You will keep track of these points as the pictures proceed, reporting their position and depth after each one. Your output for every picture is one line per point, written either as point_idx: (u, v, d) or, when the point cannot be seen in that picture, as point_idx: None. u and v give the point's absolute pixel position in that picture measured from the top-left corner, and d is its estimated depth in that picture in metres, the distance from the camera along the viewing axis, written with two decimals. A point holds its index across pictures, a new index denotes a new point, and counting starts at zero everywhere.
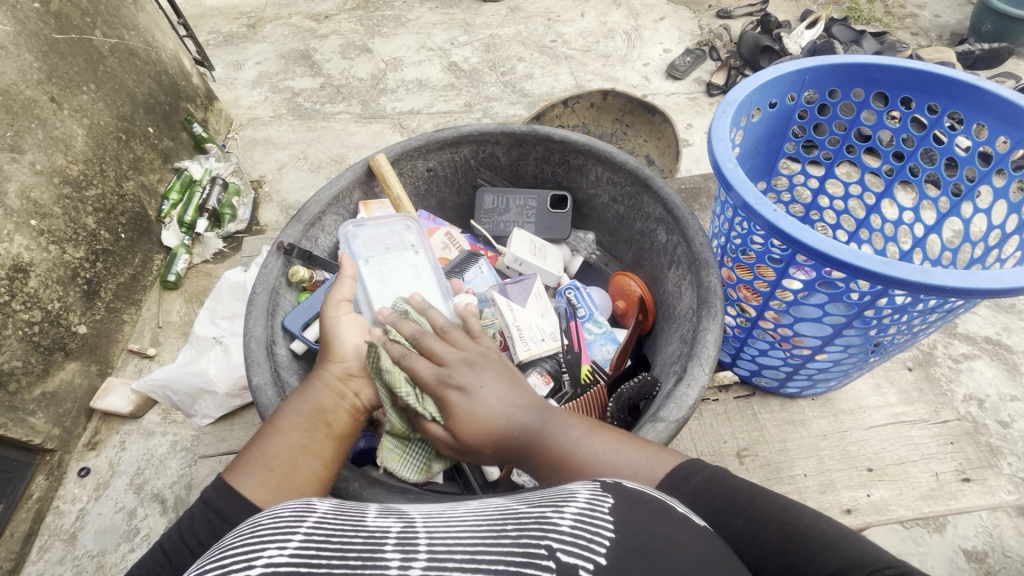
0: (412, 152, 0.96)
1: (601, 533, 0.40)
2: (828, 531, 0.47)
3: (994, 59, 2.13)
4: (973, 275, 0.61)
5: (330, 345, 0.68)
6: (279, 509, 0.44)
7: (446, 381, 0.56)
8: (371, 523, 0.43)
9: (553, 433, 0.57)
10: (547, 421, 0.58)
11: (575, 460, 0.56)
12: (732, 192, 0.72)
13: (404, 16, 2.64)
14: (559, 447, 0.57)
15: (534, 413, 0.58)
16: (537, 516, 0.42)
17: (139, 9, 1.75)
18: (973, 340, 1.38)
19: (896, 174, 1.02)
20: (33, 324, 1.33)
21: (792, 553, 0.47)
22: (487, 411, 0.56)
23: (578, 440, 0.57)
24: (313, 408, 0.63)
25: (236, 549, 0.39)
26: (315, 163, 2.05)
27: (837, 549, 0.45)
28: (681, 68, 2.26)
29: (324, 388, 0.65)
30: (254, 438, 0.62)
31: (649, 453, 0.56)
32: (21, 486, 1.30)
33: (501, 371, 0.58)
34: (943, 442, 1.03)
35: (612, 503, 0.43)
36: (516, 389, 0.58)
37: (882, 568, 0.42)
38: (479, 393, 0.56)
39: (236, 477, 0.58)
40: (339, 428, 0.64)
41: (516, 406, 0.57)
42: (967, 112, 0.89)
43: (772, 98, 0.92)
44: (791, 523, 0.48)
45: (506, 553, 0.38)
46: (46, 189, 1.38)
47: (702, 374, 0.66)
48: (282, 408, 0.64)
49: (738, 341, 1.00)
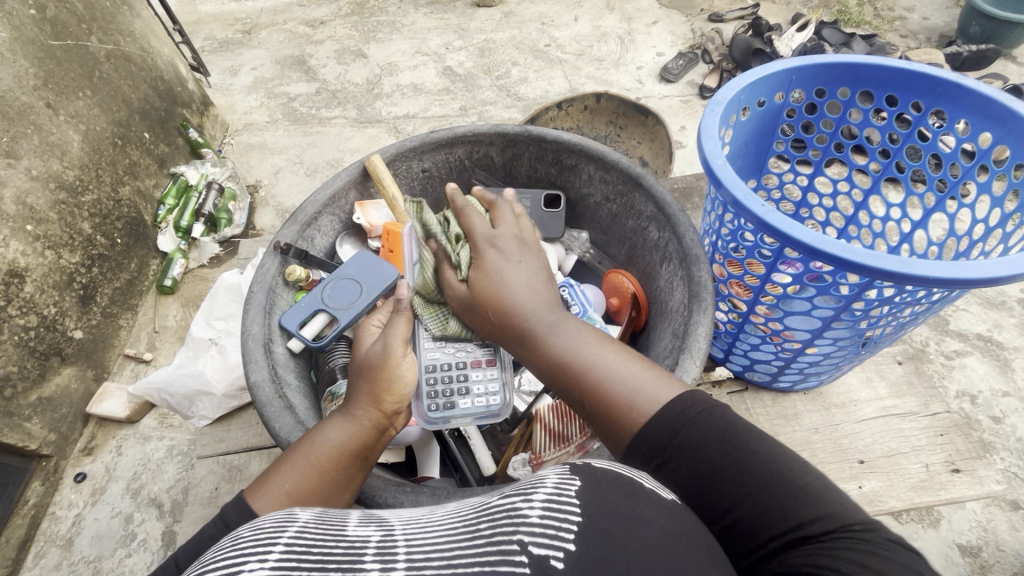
0: (407, 152, 0.98)
1: (569, 519, 0.41)
2: (810, 483, 0.48)
3: (982, 60, 2.16)
4: (954, 265, 0.63)
5: (388, 386, 0.67)
6: (260, 520, 0.45)
7: (489, 242, 0.71)
8: (351, 532, 0.44)
9: (561, 334, 0.62)
10: (556, 317, 0.64)
11: (573, 360, 0.60)
12: (721, 189, 0.74)
13: (399, 21, 2.66)
14: (562, 347, 0.61)
15: (545, 309, 0.64)
16: (508, 508, 0.43)
17: (134, 15, 1.77)
18: (965, 337, 1.39)
19: (883, 171, 1.03)
20: (29, 329, 1.33)
21: (772, 501, 0.48)
22: (507, 280, 0.66)
23: (584, 346, 0.61)
24: (355, 449, 0.63)
25: (216, 563, 0.39)
26: (311, 168, 2.07)
27: (812, 499, 0.46)
28: (674, 71, 2.29)
29: (369, 428, 0.65)
30: (283, 462, 0.60)
31: (658, 375, 0.57)
32: (16, 492, 1.30)
33: (538, 266, 0.69)
34: (933, 434, 1.04)
35: (579, 487, 0.44)
36: (535, 283, 0.66)
37: (852, 525, 0.43)
38: (509, 264, 0.68)
39: (260, 503, 0.56)
40: (370, 461, 0.66)
41: (536, 290, 0.66)
42: (950, 110, 0.91)
43: (760, 97, 0.94)
44: (777, 470, 0.49)
45: (481, 554, 0.39)
46: (42, 194, 1.38)
47: (694, 365, 0.68)
48: (320, 433, 0.63)
49: (730, 336, 1.01)
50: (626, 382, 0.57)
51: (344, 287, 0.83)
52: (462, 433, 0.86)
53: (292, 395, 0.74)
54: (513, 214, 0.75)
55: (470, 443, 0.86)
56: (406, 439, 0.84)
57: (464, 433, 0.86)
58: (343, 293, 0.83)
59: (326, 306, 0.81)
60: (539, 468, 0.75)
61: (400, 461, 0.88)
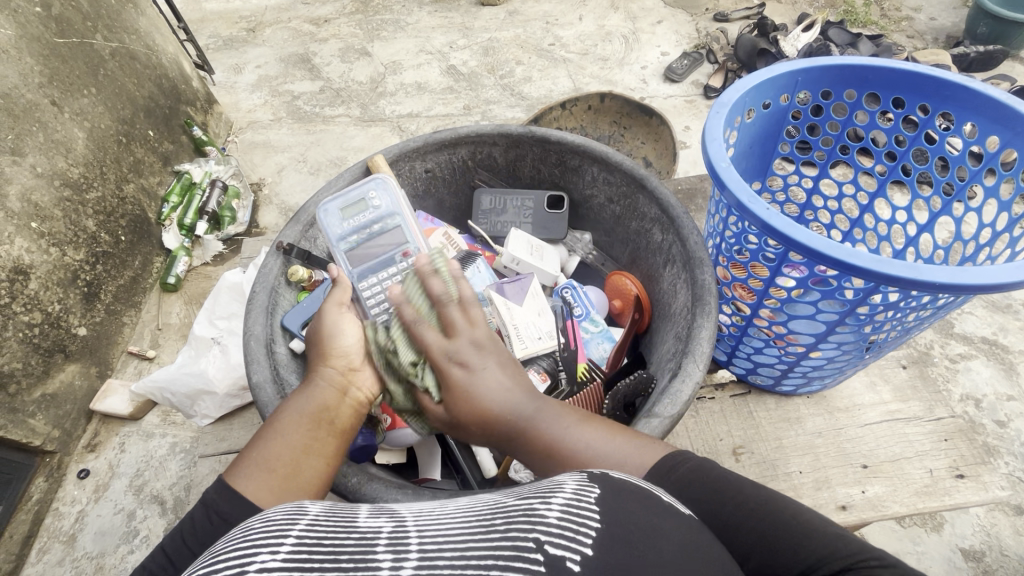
0: (410, 153, 0.97)
1: (587, 523, 0.41)
2: (813, 518, 0.49)
3: (990, 61, 2.15)
4: (961, 271, 0.62)
5: (330, 343, 0.69)
6: (271, 512, 0.45)
7: (451, 357, 0.56)
8: (362, 523, 0.44)
9: (546, 423, 0.58)
10: (540, 407, 0.59)
11: (564, 446, 0.57)
12: (726, 191, 0.73)
13: (403, 19, 2.66)
14: (551, 434, 0.58)
15: (530, 403, 0.58)
16: (524, 508, 0.43)
17: (139, 13, 1.77)
18: (969, 340, 1.38)
19: (889, 173, 1.02)
20: (34, 326, 1.33)
21: (783, 543, 0.48)
22: (486, 394, 0.56)
23: (570, 429, 0.58)
24: (314, 409, 0.63)
25: (228, 554, 0.39)
26: (315, 166, 2.07)
27: (821, 536, 0.46)
28: (678, 71, 2.28)
29: (325, 389, 0.66)
30: (253, 439, 0.62)
31: (637, 443, 0.58)
32: (21, 487, 1.30)
33: (506, 359, 0.58)
34: (937, 439, 1.03)
35: (599, 494, 0.44)
36: (514, 376, 0.58)
37: (867, 560, 0.43)
38: (479, 374, 0.56)
39: (237, 480, 0.58)
40: (342, 424, 0.65)
41: (517, 392, 0.58)
42: (958, 112, 0.90)
43: (766, 98, 0.94)
44: (778, 514, 0.50)
45: (496, 548, 0.39)
46: (47, 191, 1.39)
47: (696, 370, 0.67)
48: (281, 408, 0.64)
49: (733, 339, 1.00)
50: (612, 457, 0.57)
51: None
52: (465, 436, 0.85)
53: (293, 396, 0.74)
54: (468, 307, 0.58)
55: (472, 445, 0.85)
56: (407, 441, 0.84)
57: None
58: None
59: None
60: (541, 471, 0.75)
61: (403, 462, 0.89)
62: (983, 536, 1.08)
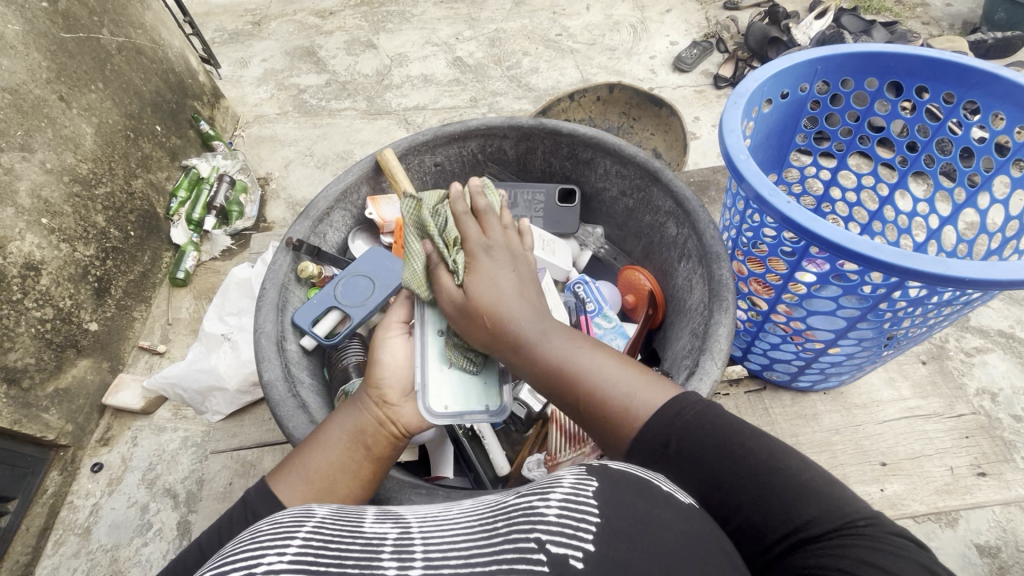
0: (419, 146, 0.96)
1: (587, 519, 0.40)
2: (811, 479, 0.48)
3: (1008, 48, 2.09)
4: (989, 266, 0.60)
5: (375, 372, 0.67)
6: (277, 517, 0.44)
7: (485, 247, 0.62)
8: (368, 529, 0.43)
9: (553, 342, 0.58)
10: (550, 327, 0.60)
11: (570, 365, 0.57)
12: (744, 184, 0.71)
13: (408, 11, 2.63)
14: (557, 354, 0.58)
15: (536, 319, 0.59)
16: (524, 506, 0.42)
17: (145, 7, 1.75)
18: (986, 333, 1.36)
19: (910, 164, 0.99)
20: (45, 322, 1.34)
21: (776, 504, 0.47)
22: (502, 288, 0.60)
23: (579, 354, 0.58)
24: (355, 428, 0.62)
25: (234, 557, 0.39)
26: (321, 160, 2.05)
27: (816, 499, 0.46)
28: (687, 60, 2.24)
29: (365, 412, 0.63)
30: (296, 447, 0.62)
31: (650, 382, 0.55)
32: (36, 481, 1.31)
33: (519, 269, 0.63)
34: (958, 436, 1.02)
35: (597, 488, 0.43)
36: (524, 292, 0.61)
37: (858, 520, 0.44)
38: (501, 272, 0.61)
39: (276, 485, 0.59)
40: (378, 451, 0.62)
41: (523, 300, 0.60)
42: (983, 100, 0.87)
43: (784, 88, 0.91)
44: (780, 468, 0.48)
45: (499, 552, 0.38)
46: (56, 187, 1.39)
47: (714, 367, 0.66)
48: (327, 420, 0.64)
49: (749, 335, 0.99)
50: (622, 388, 0.55)
51: (355, 282, 0.86)
52: (477, 434, 0.83)
53: (305, 393, 0.73)
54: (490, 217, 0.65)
55: (485, 444, 0.84)
56: (419, 439, 0.82)
57: (480, 434, 0.84)
58: (355, 292, 0.85)
59: (339, 304, 0.83)
60: (555, 469, 0.75)
61: (415, 460, 0.88)
62: None
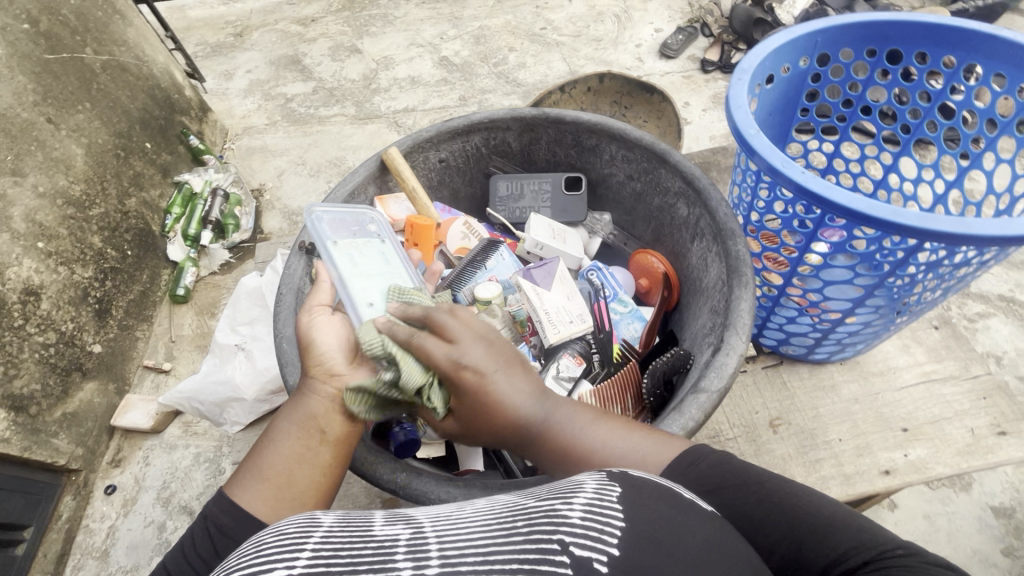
0: (423, 143, 0.95)
1: (612, 522, 0.41)
2: (835, 512, 0.50)
3: (989, 15, 2.11)
4: (1008, 222, 0.61)
5: (311, 350, 0.64)
6: (283, 525, 0.44)
7: (462, 363, 0.56)
8: (379, 532, 0.43)
9: (559, 421, 0.59)
10: (550, 411, 0.59)
11: (582, 446, 0.58)
12: (756, 158, 0.72)
13: (391, 13, 2.62)
14: (566, 434, 0.58)
15: (538, 401, 0.59)
16: (546, 509, 0.42)
17: (127, 24, 1.73)
18: (988, 298, 1.37)
19: (913, 131, 1.00)
20: (48, 346, 1.33)
21: (807, 539, 0.48)
22: (497, 394, 0.57)
23: (584, 428, 0.59)
24: (304, 416, 0.61)
25: (245, 569, 0.39)
26: (314, 168, 2.04)
27: (845, 530, 0.47)
28: (674, 46, 2.25)
29: (311, 395, 0.62)
30: (252, 448, 0.63)
31: (657, 441, 0.58)
32: (49, 507, 1.30)
33: (511, 357, 0.59)
34: (975, 397, 1.02)
35: (620, 493, 0.44)
36: (518, 377, 0.59)
37: (893, 550, 0.44)
38: (490, 377, 0.57)
39: (234, 490, 0.59)
40: (333, 433, 0.62)
41: (524, 391, 0.58)
42: (983, 63, 0.88)
43: (785, 62, 0.91)
44: (800, 505, 0.51)
45: (520, 551, 0.38)
46: (50, 211, 1.37)
47: (739, 341, 0.66)
48: (277, 413, 0.64)
49: (764, 312, 0.99)
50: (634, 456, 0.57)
51: (372, 255, 0.77)
52: None
53: None
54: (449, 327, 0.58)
55: None
56: None
57: None
58: None
59: None
60: None
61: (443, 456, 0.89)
62: (1012, 493, 1.16)
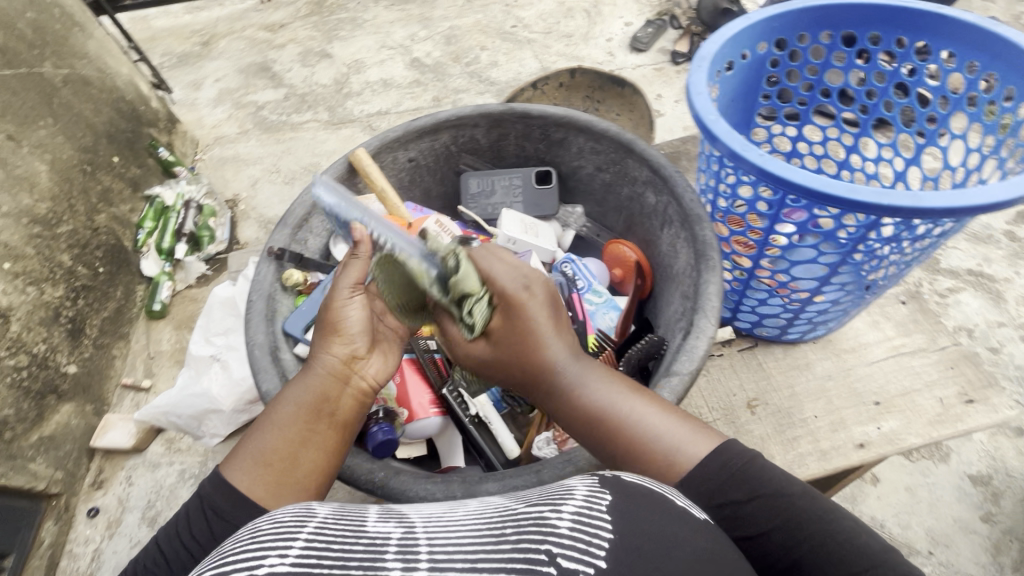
0: (391, 144, 0.95)
1: (600, 534, 0.41)
2: (867, 540, 0.53)
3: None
4: (961, 194, 0.63)
5: (336, 327, 0.68)
6: (278, 516, 0.44)
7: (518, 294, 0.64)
8: (371, 528, 0.43)
9: (592, 382, 0.64)
10: (586, 374, 0.64)
11: (611, 413, 0.61)
12: (717, 144, 0.73)
13: (360, 17, 2.60)
14: (596, 398, 0.62)
15: (575, 357, 0.65)
16: (535, 517, 0.43)
17: (87, 36, 1.68)
18: (956, 274, 1.41)
19: (871, 112, 1.02)
20: (21, 369, 1.29)
21: (830, 561, 0.52)
22: (543, 335, 0.63)
23: (616, 398, 0.62)
24: (313, 400, 0.64)
25: (237, 557, 0.39)
26: (289, 175, 2.02)
27: (872, 560, 0.51)
28: (644, 40, 2.27)
29: (326, 377, 0.65)
30: (250, 430, 0.63)
31: (691, 428, 0.59)
32: (30, 533, 1.27)
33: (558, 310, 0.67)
34: (944, 368, 1.05)
35: (610, 501, 0.45)
36: (561, 330, 0.65)
37: None
38: (542, 318, 0.64)
39: (231, 472, 0.59)
40: (341, 416, 0.65)
41: (565, 346, 0.65)
42: (934, 42, 0.90)
43: (745, 49, 0.93)
44: (833, 530, 0.54)
45: (507, 560, 0.39)
46: (15, 231, 1.34)
47: (708, 324, 0.67)
48: (280, 396, 0.65)
49: (737, 295, 1.01)
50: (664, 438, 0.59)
51: None
52: (483, 419, 0.84)
53: None
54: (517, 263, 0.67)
55: (492, 428, 0.84)
56: (426, 432, 0.86)
57: (485, 419, 0.84)
58: None
59: None
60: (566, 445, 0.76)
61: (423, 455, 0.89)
62: (988, 461, 1.20)
